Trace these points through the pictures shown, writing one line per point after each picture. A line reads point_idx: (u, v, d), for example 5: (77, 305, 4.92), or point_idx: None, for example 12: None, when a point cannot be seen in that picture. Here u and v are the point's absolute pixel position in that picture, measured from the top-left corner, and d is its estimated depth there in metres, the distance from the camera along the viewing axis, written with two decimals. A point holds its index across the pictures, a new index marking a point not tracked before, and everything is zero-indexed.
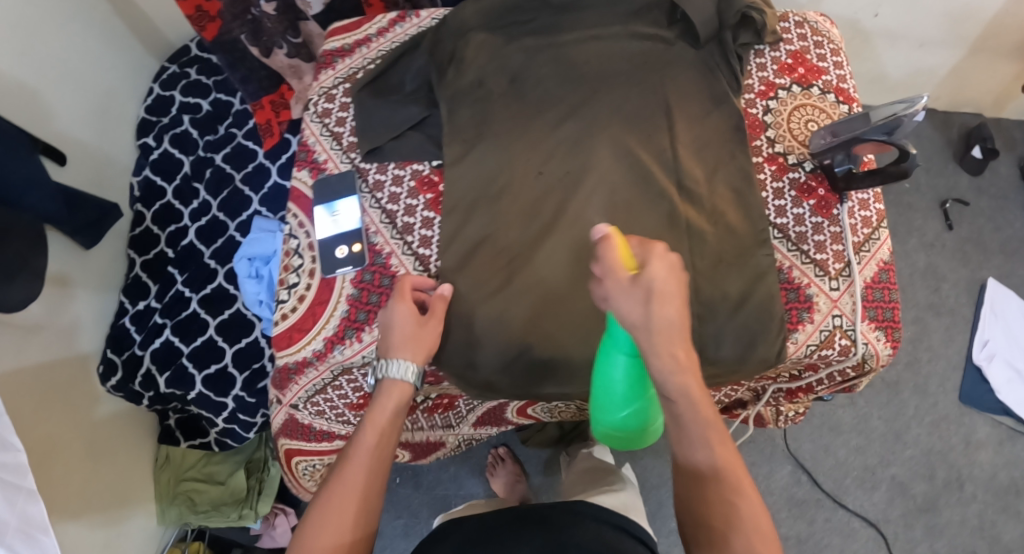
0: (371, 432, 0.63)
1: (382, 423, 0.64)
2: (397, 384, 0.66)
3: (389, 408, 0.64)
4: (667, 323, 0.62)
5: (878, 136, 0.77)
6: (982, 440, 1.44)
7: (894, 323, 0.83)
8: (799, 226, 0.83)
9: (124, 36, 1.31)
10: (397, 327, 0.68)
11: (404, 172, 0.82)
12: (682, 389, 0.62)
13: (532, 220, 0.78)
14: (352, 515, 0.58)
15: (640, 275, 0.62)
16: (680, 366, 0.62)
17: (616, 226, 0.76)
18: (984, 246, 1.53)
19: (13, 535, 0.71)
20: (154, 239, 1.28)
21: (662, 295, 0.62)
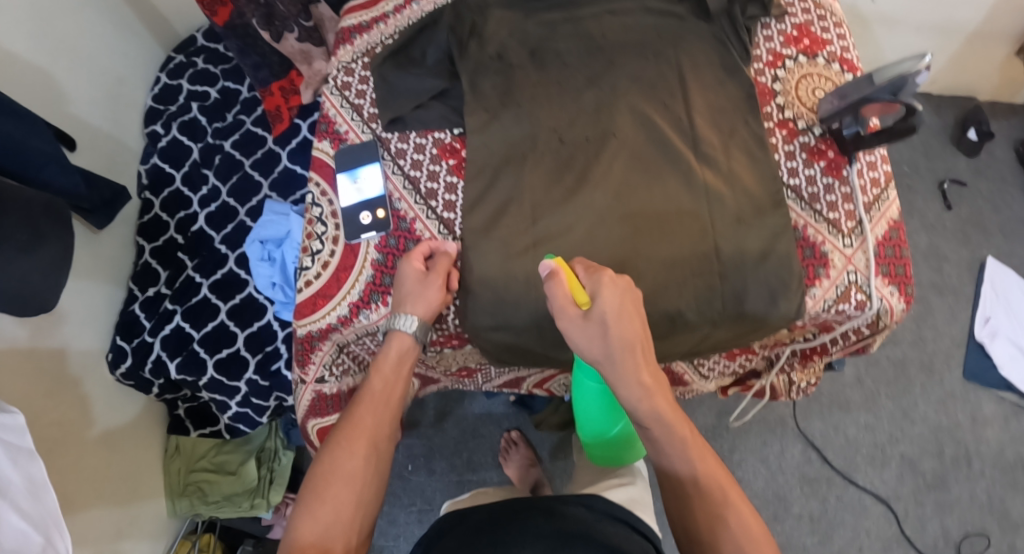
0: (377, 380, 0.73)
1: (387, 372, 0.73)
2: (394, 356, 0.74)
3: (392, 359, 0.74)
4: (626, 349, 0.68)
5: (885, 96, 0.78)
6: (988, 417, 1.47)
7: (906, 278, 0.84)
8: (811, 186, 0.85)
9: (132, 23, 1.32)
10: (398, 285, 0.75)
11: (426, 140, 0.82)
12: (655, 413, 0.69)
13: (554, 184, 0.79)
14: (364, 443, 0.68)
15: (591, 310, 0.68)
16: (648, 392, 0.68)
17: (635, 188, 0.78)
18: (984, 227, 1.56)
19: (19, 494, 0.67)
20: (163, 226, 1.27)
21: (617, 322, 0.68)
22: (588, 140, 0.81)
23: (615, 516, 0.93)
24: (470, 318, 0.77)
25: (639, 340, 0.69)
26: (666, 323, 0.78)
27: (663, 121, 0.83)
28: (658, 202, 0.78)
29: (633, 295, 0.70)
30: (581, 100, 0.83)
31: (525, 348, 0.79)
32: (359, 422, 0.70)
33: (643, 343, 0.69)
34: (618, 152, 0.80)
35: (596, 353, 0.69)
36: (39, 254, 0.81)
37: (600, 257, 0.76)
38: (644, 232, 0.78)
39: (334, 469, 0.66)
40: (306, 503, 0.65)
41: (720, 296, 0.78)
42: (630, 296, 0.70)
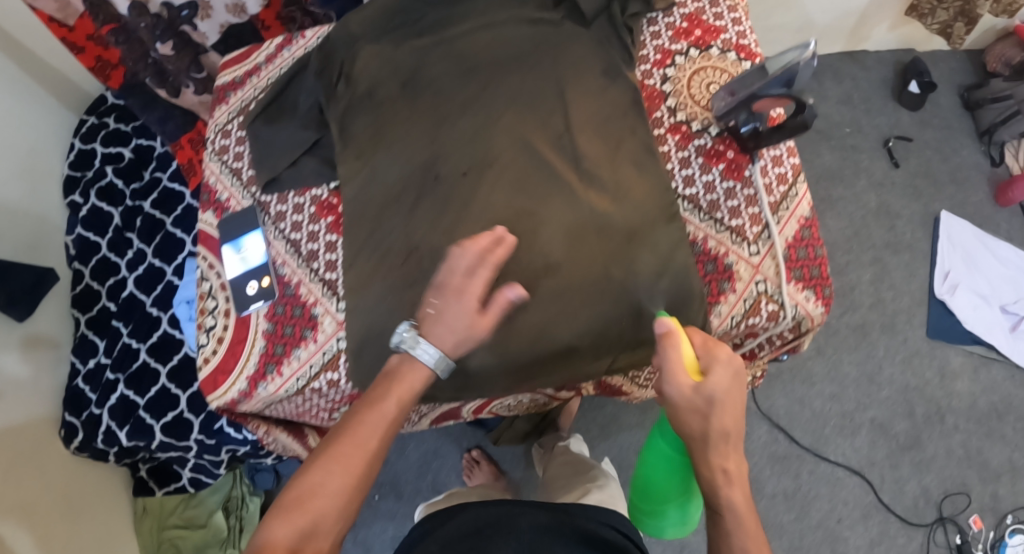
0: (393, 397, 0.64)
1: (404, 394, 0.64)
2: (416, 389, 0.65)
3: (416, 384, 0.65)
4: (722, 435, 0.63)
5: (777, 90, 0.72)
6: (957, 370, 1.45)
7: (823, 280, 0.76)
8: (709, 193, 0.78)
9: (39, 93, 1.29)
10: (451, 324, 0.65)
11: (304, 198, 0.80)
12: (728, 503, 0.63)
13: (433, 227, 0.75)
14: (356, 464, 0.59)
15: (701, 389, 0.64)
16: (729, 480, 0.63)
17: (513, 219, 0.74)
18: (935, 177, 1.54)
19: None
20: (94, 295, 1.26)
21: (721, 406, 0.63)
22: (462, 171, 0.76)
23: (614, 524, 0.81)
24: (360, 375, 0.74)
25: (737, 434, 0.64)
26: (560, 357, 0.73)
27: (539, 138, 0.78)
28: (542, 231, 0.73)
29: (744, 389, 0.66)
30: (454, 129, 0.78)
31: (429, 397, 0.77)
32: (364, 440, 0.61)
33: (738, 438, 0.64)
34: (492, 181, 0.76)
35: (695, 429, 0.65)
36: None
37: None
38: (529, 267, 0.73)
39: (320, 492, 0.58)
40: (276, 511, 0.57)
41: (617, 324, 0.72)
42: (739, 387, 0.65)
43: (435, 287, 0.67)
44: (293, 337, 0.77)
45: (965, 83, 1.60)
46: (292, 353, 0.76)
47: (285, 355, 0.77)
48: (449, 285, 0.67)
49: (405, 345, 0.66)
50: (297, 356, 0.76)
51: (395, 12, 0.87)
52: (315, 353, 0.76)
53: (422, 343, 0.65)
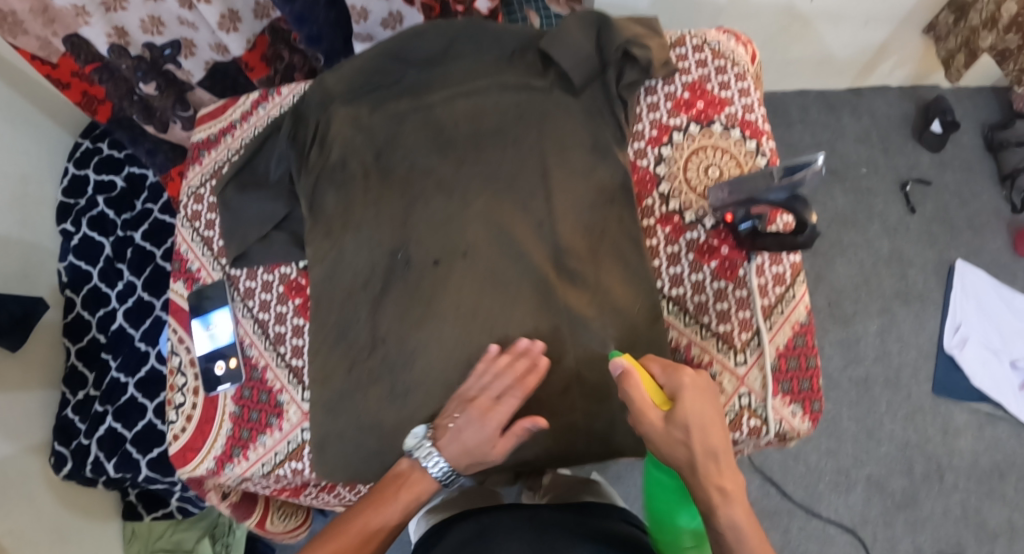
0: (399, 503, 0.63)
1: (413, 493, 0.64)
2: (421, 501, 0.64)
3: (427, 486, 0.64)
4: (709, 454, 0.60)
5: (778, 195, 0.68)
6: (960, 427, 1.38)
7: (813, 393, 0.74)
8: (697, 295, 0.76)
9: (31, 115, 1.27)
10: (470, 434, 0.64)
11: (274, 272, 0.79)
12: (732, 524, 0.58)
13: (403, 321, 0.72)
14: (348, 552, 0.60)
15: (674, 414, 0.61)
16: (728, 499, 0.59)
17: (484, 320, 0.71)
18: (951, 223, 1.46)
19: None
20: (86, 326, 1.26)
21: (700, 430, 0.60)
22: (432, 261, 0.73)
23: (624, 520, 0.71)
24: (323, 467, 0.72)
25: (725, 452, 0.61)
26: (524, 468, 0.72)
27: (512, 229, 0.73)
28: (513, 332, 0.71)
29: (714, 397, 0.63)
30: (427, 212, 0.75)
31: None
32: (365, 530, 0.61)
33: (727, 454, 0.61)
34: (465, 276, 0.72)
35: (679, 459, 0.61)
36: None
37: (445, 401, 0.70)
38: None
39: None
40: None
41: (586, 432, 0.71)
42: (710, 400, 0.62)
43: (459, 399, 0.66)
44: (260, 423, 0.75)
45: (990, 123, 1.52)
46: (258, 439, 0.75)
47: (251, 440, 0.75)
48: (472, 399, 0.65)
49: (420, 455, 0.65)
50: (262, 442, 0.75)
51: (370, 73, 0.81)
52: (280, 441, 0.75)
53: (434, 454, 0.64)
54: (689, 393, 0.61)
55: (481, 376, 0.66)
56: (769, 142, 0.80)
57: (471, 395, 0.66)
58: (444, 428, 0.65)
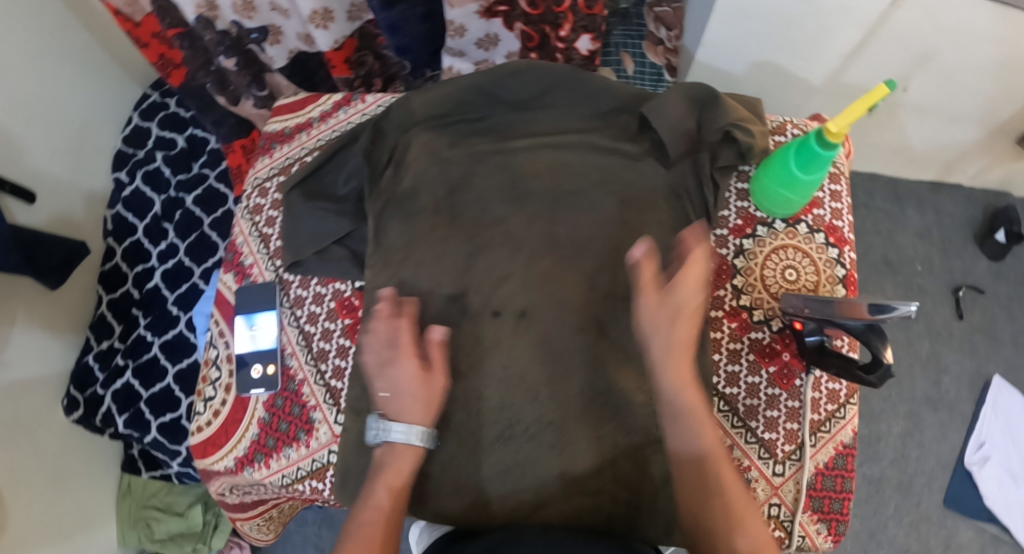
0: (384, 485, 0.63)
1: (396, 480, 0.63)
2: (408, 475, 0.64)
3: (409, 467, 0.64)
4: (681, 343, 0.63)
5: (856, 326, 0.66)
6: (963, 545, 1.35)
7: (841, 516, 0.73)
8: (750, 398, 0.74)
9: (102, 61, 1.28)
10: (397, 388, 0.65)
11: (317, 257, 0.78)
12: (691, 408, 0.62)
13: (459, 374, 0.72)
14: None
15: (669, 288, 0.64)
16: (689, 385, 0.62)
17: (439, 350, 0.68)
18: (996, 337, 1.43)
19: None
20: (121, 278, 1.28)
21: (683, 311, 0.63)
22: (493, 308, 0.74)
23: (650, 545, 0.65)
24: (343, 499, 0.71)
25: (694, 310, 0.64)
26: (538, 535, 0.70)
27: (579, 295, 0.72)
28: (557, 402, 0.70)
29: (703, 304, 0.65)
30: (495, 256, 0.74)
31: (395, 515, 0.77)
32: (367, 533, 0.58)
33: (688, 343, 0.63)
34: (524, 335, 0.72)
35: (658, 365, 0.63)
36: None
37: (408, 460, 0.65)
38: (538, 442, 0.70)
39: None
40: None
41: (618, 518, 0.68)
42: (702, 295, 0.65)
43: (374, 373, 0.66)
44: (288, 434, 0.75)
45: None
46: (282, 450, 0.75)
47: (276, 450, 0.75)
48: (385, 367, 0.66)
49: (377, 437, 0.66)
50: (286, 454, 0.75)
51: (458, 103, 0.79)
52: (305, 457, 0.75)
53: (388, 427, 0.64)
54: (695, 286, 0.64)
55: (377, 345, 0.67)
56: (851, 253, 0.80)
57: (393, 371, 0.65)
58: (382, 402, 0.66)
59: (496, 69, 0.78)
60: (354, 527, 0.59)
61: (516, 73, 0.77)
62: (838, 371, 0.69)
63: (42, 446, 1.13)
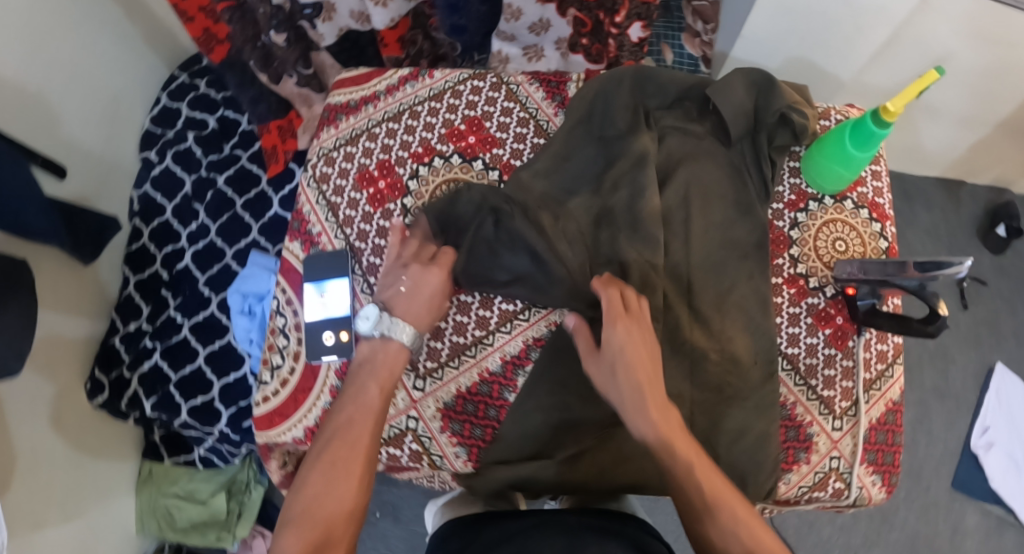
0: (375, 386, 0.68)
1: (377, 391, 0.68)
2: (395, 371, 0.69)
3: (382, 378, 0.68)
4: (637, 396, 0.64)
5: (909, 284, 0.71)
6: (970, 529, 1.39)
7: (892, 467, 0.78)
8: (810, 357, 0.78)
9: (134, 38, 1.27)
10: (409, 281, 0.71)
11: (388, 224, 0.80)
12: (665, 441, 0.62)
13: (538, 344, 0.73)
14: (355, 467, 0.62)
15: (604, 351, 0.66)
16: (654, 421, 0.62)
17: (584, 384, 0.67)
18: (998, 329, 1.50)
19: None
20: (149, 259, 1.27)
21: (625, 363, 0.65)
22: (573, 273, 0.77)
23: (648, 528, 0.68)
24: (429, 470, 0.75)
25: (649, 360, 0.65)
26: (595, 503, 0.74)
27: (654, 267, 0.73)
28: None
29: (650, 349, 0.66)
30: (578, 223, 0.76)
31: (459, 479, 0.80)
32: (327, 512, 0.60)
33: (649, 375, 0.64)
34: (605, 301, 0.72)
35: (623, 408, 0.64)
36: (8, 307, 0.82)
37: (384, 369, 0.69)
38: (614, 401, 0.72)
39: (336, 474, 0.61)
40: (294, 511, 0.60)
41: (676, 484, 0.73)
42: (647, 346, 0.66)
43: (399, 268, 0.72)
44: None
45: None
46: None
47: None
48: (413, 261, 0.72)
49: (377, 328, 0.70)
50: None
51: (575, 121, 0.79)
52: None
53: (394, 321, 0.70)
54: (627, 348, 0.64)
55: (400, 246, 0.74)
56: (892, 228, 0.85)
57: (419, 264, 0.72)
58: (393, 295, 0.71)
59: (581, 94, 0.80)
60: (335, 433, 0.64)
61: (599, 92, 0.79)
62: (898, 329, 0.73)
63: (67, 425, 1.10)
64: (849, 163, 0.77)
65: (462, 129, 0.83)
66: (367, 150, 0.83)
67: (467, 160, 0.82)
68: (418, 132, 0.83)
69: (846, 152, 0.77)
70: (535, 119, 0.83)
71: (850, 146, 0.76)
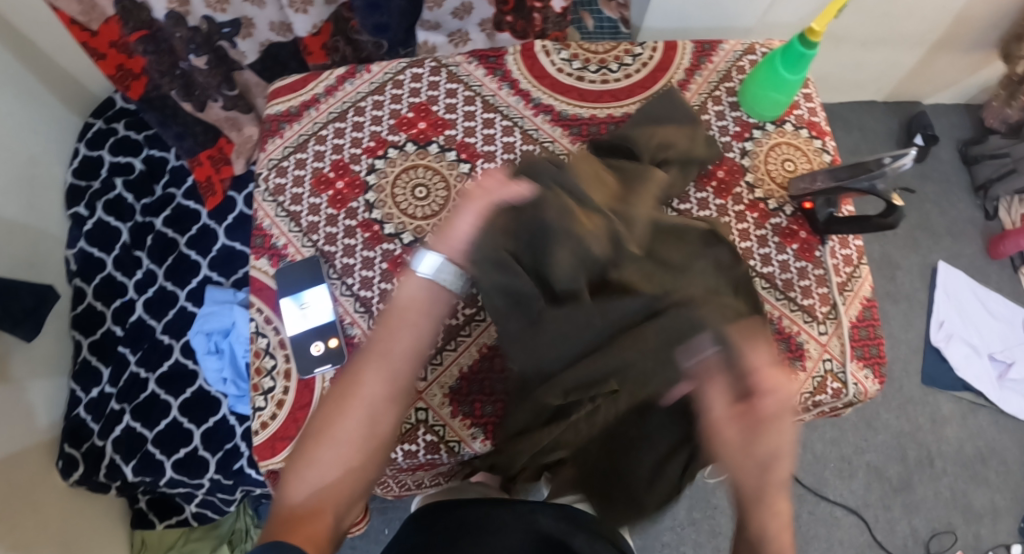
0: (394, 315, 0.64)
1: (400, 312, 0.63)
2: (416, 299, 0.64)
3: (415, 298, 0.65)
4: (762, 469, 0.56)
5: (861, 185, 0.76)
6: (947, 416, 1.48)
7: (880, 359, 0.82)
8: (785, 272, 0.81)
9: (39, 92, 1.20)
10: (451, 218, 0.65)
11: (355, 222, 0.79)
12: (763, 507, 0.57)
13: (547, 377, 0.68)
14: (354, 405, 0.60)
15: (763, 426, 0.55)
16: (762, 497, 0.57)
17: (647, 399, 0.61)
18: (933, 229, 1.60)
19: None
20: (98, 317, 1.20)
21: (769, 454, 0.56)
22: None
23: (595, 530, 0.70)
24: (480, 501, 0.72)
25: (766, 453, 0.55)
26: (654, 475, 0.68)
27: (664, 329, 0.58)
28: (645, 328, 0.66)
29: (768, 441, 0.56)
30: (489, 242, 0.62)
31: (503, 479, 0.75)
32: (339, 441, 0.59)
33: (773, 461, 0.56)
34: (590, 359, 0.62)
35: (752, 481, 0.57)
36: None
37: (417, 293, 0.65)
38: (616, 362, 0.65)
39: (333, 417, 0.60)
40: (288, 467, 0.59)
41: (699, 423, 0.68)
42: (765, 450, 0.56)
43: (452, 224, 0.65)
44: None
45: (962, 138, 1.68)
46: None
47: None
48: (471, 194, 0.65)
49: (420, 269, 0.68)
50: None
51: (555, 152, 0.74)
52: None
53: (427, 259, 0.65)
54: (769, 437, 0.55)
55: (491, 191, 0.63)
56: (833, 142, 0.89)
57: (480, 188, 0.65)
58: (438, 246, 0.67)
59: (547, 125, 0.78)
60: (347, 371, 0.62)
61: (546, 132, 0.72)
62: (861, 229, 0.78)
63: (42, 507, 1.03)
64: (781, 87, 0.82)
65: (411, 118, 0.83)
66: (317, 154, 0.81)
67: (421, 146, 0.82)
68: (367, 128, 0.83)
69: (777, 76, 0.81)
70: (480, 94, 0.85)
71: (781, 70, 0.80)
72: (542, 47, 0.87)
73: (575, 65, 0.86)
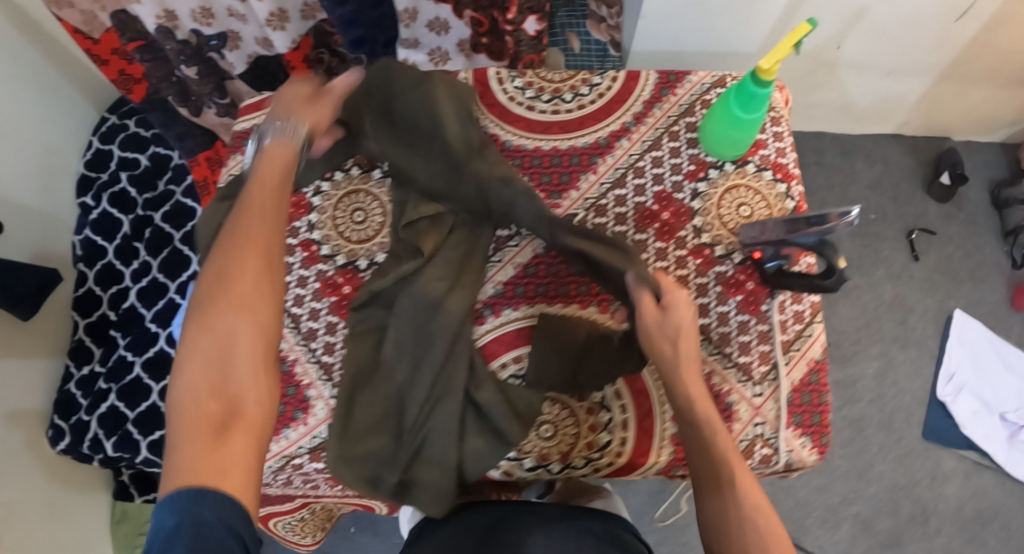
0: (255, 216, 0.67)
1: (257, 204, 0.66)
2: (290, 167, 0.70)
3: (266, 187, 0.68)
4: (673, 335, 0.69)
5: (808, 240, 0.72)
6: (948, 473, 1.39)
7: (822, 427, 0.77)
8: (722, 326, 0.79)
9: (62, 87, 1.29)
10: None
11: (296, 240, 0.82)
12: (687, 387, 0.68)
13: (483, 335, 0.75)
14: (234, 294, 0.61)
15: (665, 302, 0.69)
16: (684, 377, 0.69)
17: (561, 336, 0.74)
18: (953, 272, 1.50)
19: None
20: (97, 301, 1.28)
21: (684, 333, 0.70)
22: (505, 246, 0.82)
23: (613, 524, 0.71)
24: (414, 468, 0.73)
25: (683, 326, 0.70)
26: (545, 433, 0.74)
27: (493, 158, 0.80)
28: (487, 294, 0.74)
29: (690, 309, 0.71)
30: None
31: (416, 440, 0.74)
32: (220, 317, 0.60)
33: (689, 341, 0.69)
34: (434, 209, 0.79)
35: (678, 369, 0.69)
36: None
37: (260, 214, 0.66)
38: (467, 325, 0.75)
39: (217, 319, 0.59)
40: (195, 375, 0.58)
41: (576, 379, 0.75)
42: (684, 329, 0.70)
43: None
44: (284, 416, 0.76)
45: (996, 178, 1.56)
46: (281, 432, 0.76)
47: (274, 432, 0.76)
48: None
49: None
50: (286, 435, 0.76)
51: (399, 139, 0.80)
52: (304, 435, 0.76)
53: None
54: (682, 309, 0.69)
55: None
56: (799, 186, 0.85)
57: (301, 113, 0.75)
58: None
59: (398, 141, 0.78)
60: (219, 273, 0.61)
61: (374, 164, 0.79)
62: (807, 287, 0.74)
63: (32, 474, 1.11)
64: (739, 126, 0.78)
65: None
66: None
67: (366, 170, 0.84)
68: None
69: (735, 114, 0.77)
70: None
71: (737, 109, 0.77)
72: (496, 73, 0.86)
73: (528, 93, 0.86)
